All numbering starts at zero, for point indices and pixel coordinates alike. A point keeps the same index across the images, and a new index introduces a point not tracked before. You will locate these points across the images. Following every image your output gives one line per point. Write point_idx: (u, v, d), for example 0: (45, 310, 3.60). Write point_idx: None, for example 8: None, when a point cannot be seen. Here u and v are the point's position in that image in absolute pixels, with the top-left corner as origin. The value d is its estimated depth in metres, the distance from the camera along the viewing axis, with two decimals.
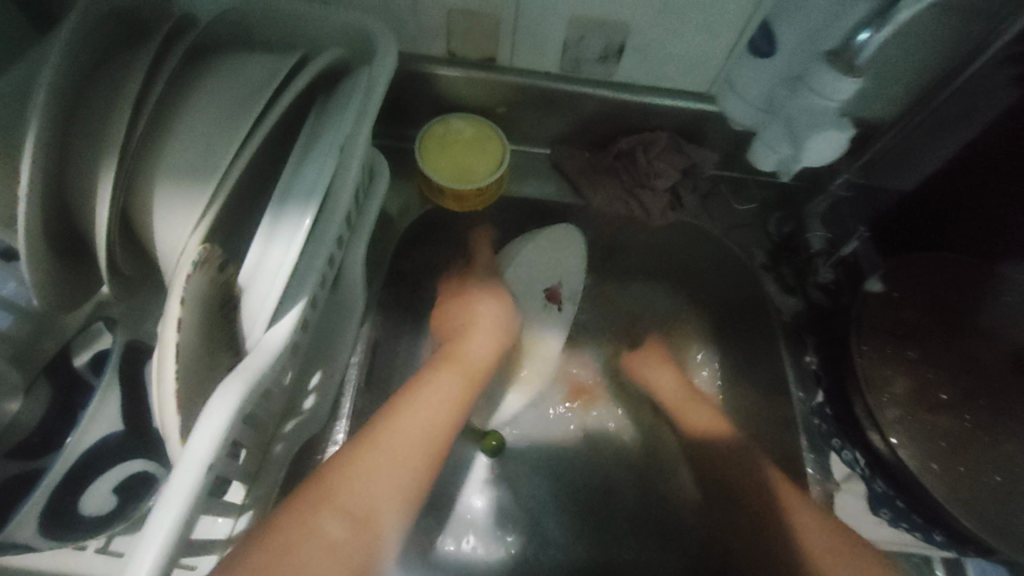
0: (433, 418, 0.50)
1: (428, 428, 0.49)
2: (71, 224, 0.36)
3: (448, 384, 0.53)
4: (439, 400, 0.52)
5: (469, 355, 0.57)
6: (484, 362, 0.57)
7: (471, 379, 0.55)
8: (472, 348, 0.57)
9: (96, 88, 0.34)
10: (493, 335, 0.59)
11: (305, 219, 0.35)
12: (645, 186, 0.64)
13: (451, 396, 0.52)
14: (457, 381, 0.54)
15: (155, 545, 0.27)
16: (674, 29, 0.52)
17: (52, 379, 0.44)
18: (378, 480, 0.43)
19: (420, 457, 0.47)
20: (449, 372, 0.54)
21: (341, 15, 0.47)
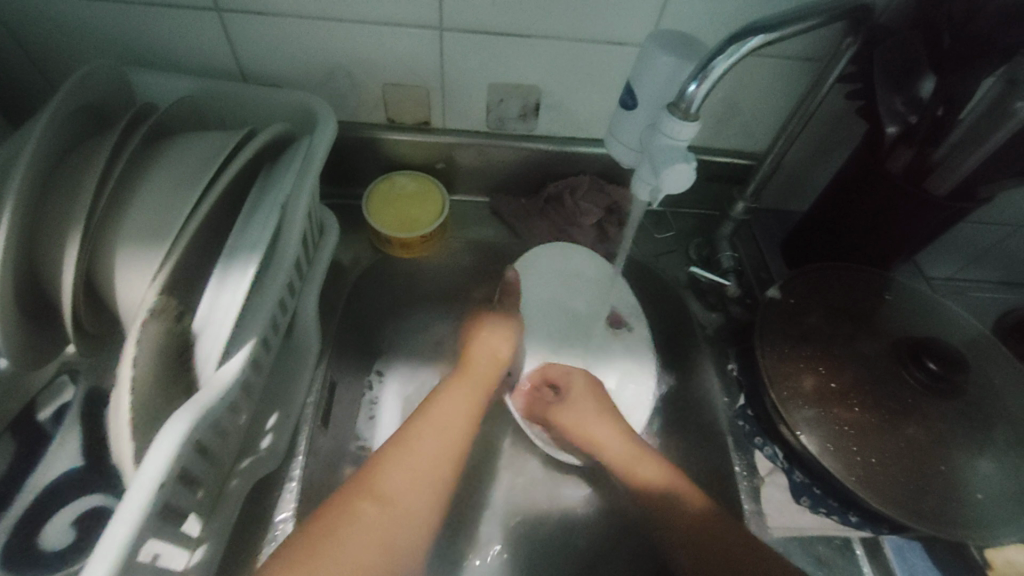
0: (449, 429, 0.53)
1: (443, 435, 0.52)
2: (39, 283, 0.41)
3: (460, 395, 0.56)
4: (457, 413, 0.55)
5: (477, 372, 0.59)
6: (488, 383, 0.59)
7: (483, 392, 0.58)
8: (478, 368, 0.60)
9: (70, 168, 0.40)
10: (506, 349, 0.61)
11: (251, 267, 0.40)
12: (574, 224, 0.71)
13: (466, 410, 0.55)
14: (467, 396, 0.57)
15: (106, 562, 0.29)
16: (577, 88, 0.62)
17: (17, 435, 0.46)
18: (405, 475, 0.49)
19: (445, 460, 0.51)
20: (460, 388, 0.57)
21: (286, 95, 0.54)
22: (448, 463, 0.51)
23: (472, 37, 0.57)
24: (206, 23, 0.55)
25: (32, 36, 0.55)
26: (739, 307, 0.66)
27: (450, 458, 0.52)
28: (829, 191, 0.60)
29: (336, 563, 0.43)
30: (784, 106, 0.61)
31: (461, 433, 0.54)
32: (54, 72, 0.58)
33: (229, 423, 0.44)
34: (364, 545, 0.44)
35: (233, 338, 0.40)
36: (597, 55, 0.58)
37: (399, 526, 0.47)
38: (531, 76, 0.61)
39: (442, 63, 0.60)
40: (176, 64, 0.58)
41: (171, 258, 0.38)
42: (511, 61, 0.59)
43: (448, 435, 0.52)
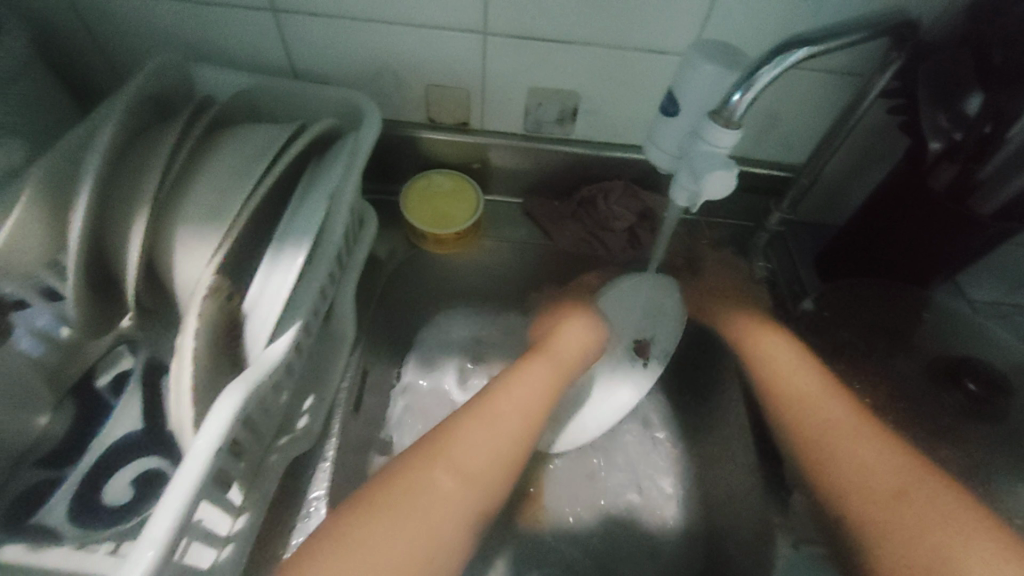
0: (531, 399, 0.53)
1: (529, 400, 0.53)
2: (106, 257, 0.43)
3: (542, 373, 0.56)
4: (538, 386, 0.55)
5: (560, 352, 0.59)
6: (571, 357, 0.59)
7: (563, 373, 0.57)
8: (562, 343, 0.60)
9: (138, 152, 0.43)
10: (576, 329, 0.62)
11: (300, 255, 0.42)
12: (605, 229, 0.71)
13: (547, 384, 0.55)
14: (548, 372, 0.56)
15: (165, 518, 0.31)
16: (616, 94, 0.63)
17: (78, 398, 0.49)
18: (478, 448, 0.48)
19: (520, 420, 0.51)
20: (546, 361, 0.57)
21: (336, 92, 0.56)
22: (525, 424, 0.52)
23: (516, 42, 0.58)
24: (265, 21, 0.57)
25: (105, 29, 0.59)
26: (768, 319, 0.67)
27: (525, 426, 0.52)
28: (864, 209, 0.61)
29: (396, 533, 0.42)
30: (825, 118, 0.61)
31: (541, 404, 0.54)
32: (122, 64, 0.62)
33: (271, 401, 0.46)
34: (438, 508, 0.45)
35: (279, 322, 0.42)
36: (637, 62, 0.59)
37: (464, 500, 0.46)
38: (571, 81, 0.62)
39: (485, 65, 0.61)
40: (234, 59, 0.61)
41: (227, 241, 0.41)
42: (552, 66, 0.61)
43: (527, 403, 0.52)
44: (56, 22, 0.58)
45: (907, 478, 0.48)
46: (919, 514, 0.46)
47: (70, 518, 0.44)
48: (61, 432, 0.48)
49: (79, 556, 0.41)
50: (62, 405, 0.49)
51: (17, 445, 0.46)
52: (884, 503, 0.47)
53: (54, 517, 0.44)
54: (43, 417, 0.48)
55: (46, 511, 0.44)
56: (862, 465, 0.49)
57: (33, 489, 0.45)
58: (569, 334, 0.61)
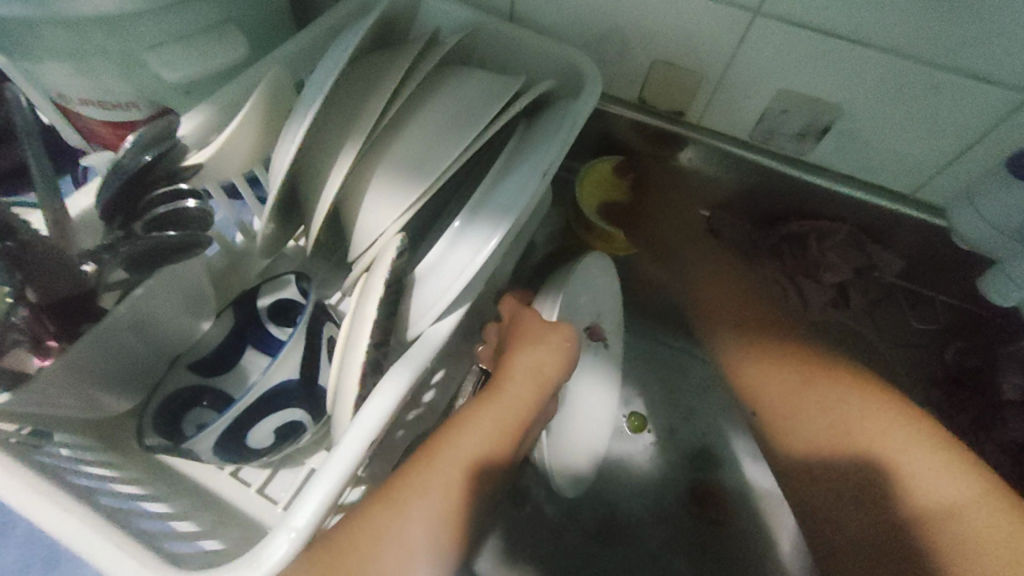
0: (471, 453, 0.41)
1: (484, 438, 0.42)
2: (299, 182, 0.41)
3: (487, 422, 0.43)
4: (483, 432, 0.42)
5: (511, 389, 0.45)
6: (526, 396, 0.44)
7: (524, 414, 0.44)
8: (514, 382, 0.45)
9: (357, 76, 0.39)
10: (547, 352, 0.47)
11: (494, 237, 0.36)
12: (810, 276, 0.61)
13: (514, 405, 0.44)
14: (492, 419, 0.43)
15: (314, 499, 0.30)
16: (894, 119, 0.49)
17: (240, 309, 0.45)
18: (423, 522, 0.37)
19: (471, 474, 0.40)
20: (492, 408, 0.43)
21: (558, 48, 0.49)
22: (472, 478, 0.40)
23: (791, 33, 0.47)
24: None
25: None
26: (1004, 451, 0.56)
27: (465, 492, 0.39)
28: None
29: None
30: None
31: (487, 449, 0.41)
32: None
33: None
34: None
35: (452, 301, 0.38)
36: (945, 87, 0.45)
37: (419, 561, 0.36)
38: (838, 94, 0.49)
39: (738, 51, 0.50)
40: None
41: (418, 205, 0.37)
42: (823, 71, 0.48)
43: (464, 457, 0.40)
44: None
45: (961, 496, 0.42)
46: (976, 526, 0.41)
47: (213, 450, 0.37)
48: (214, 343, 0.44)
49: (208, 472, 0.42)
50: (224, 314, 0.45)
51: (175, 343, 0.42)
52: (894, 552, 0.42)
53: (197, 446, 0.36)
54: (205, 322, 0.44)
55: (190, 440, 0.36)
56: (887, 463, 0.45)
57: (177, 396, 0.42)
58: (548, 355, 0.46)
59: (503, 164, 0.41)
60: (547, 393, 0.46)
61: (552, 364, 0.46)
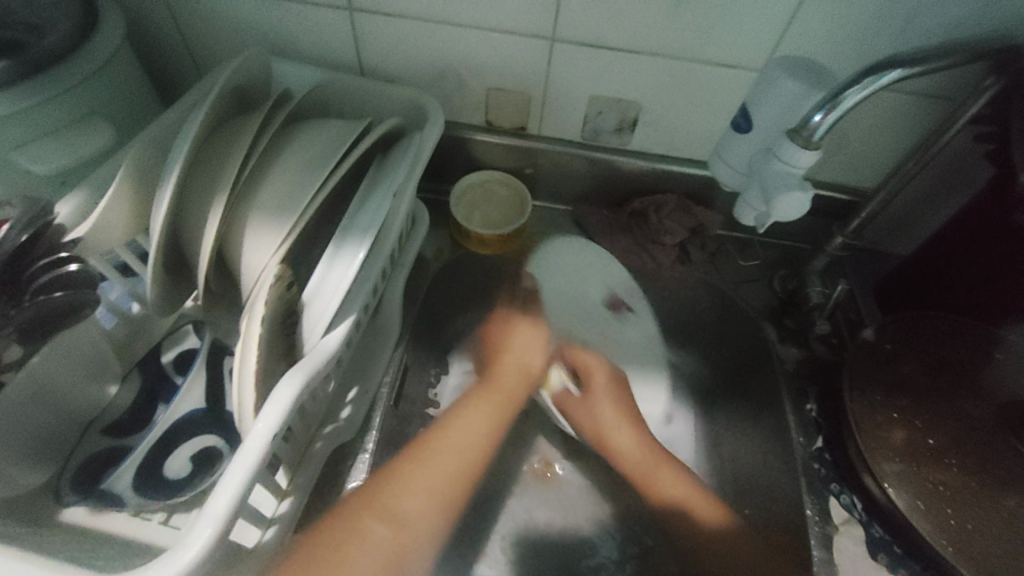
0: (477, 430, 0.59)
1: (485, 423, 0.61)
2: (180, 243, 0.46)
3: (487, 405, 0.62)
4: (483, 422, 0.60)
5: (506, 380, 0.65)
6: (520, 389, 0.65)
7: (511, 408, 0.64)
8: (508, 378, 0.65)
9: (218, 141, 0.45)
10: (535, 357, 0.68)
11: (361, 251, 0.43)
12: (655, 242, 0.70)
13: (517, 387, 0.65)
14: (489, 407, 0.62)
15: (229, 492, 0.34)
16: (679, 105, 0.62)
17: (144, 371, 0.52)
18: (420, 493, 0.52)
19: (475, 446, 0.58)
20: (490, 398, 0.63)
21: (402, 92, 0.57)
22: (477, 448, 0.58)
23: (582, 51, 0.58)
24: (339, 22, 0.59)
25: (191, 22, 0.61)
26: (822, 345, 0.64)
27: (470, 460, 0.57)
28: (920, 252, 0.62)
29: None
30: (899, 142, 0.59)
31: (486, 430, 0.60)
32: (205, 62, 0.65)
33: (322, 389, 0.48)
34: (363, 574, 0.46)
35: (335, 314, 0.43)
36: (704, 76, 0.58)
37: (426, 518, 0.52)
38: (634, 92, 0.61)
39: (549, 71, 0.61)
40: (307, 54, 0.63)
41: (291, 237, 0.42)
42: (616, 77, 0.60)
43: (479, 427, 0.60)
44: (149, 12, 0.60)
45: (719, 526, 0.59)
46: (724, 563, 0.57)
47: (131, 491, 0.46)
48: (125, 406, 0.51)
49: (134, 523, 0.44)
50: (128, 377, 0.52)
51: (87, 411, 0.49)
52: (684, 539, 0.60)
53: (115, 488, 0.46)
54: (111, 387, 0.51)
55: (113, 480, 0.46)
56: (653, 482, 0.61)
57: (97, 456, 0.48)
58: (537, 361, 0.67)
59: (364, 194, 0.48)
60: (532, 386, 0.67)
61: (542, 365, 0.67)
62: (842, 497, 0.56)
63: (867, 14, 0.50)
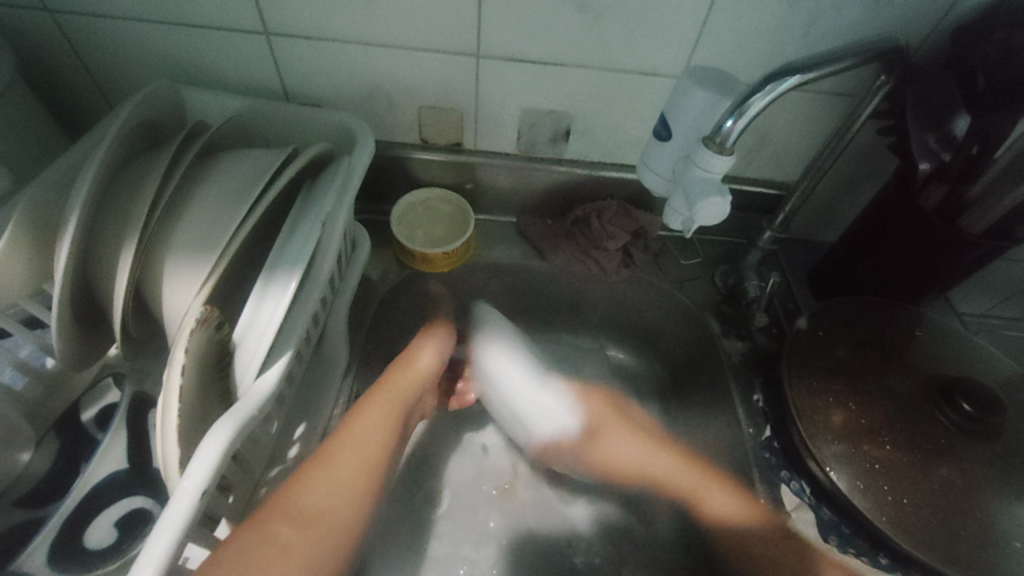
0: (370, 436, 0.52)
1: (378, 426, 0.53)
2: (91, 292, 0.43)
3: (377, 409, 0.54)
4: (375, 424, 0.53)
5: (397, 383, 0.57)
6: (410, 388, 0.57)
7: (403, 407, 0.56)
8: (399, 376, 0.58)
9: (125, 181, 0.42)
10: (426, 356, 0.61)
11: (291, 283, 0.42)
12: (599, 247, 0.70)
13: (411, 386, 0.58)
14: (385, 408, 0.54)
15: (155, 560, 0.32)
16: (609, 114, 0.63)
17: (61, 433, 0.49)
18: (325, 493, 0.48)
19: (364, 465, 0.51)
20: (380, 400, 0.55)
21: (329, 116, 0.56)
22: (369, 467, 0.51)
23: (509, 66, 0.59)
24: (257, 47, 0.57)
25: (95, 52, 0.57)
26: (764, 335, 0.67)
27: (373, 462, 0.51)
28: (845, 238, 0.65)
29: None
30: (815, 137, 0.62)
31: (384, 428, 0.53)
32: (114, 92, 0.62)
33: (263, 431, 0.46)
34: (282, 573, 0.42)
35: (269, 353, 0.42)
36: (629, 84, 0.59)
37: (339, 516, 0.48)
38: (564, 103, 0.62)
39: (479, 87, 0.61)
40: (224, 80, 0.60)
41: (212, 277, 0.40)
42: (546, 90, 0.61)
43: (369, 440, 0.52)
44: (48, 45, 0.57)
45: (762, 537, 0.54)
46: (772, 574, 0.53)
47: (47, 564, 0.43)
48: (42, 471, 0.47)
49: None
50: (44, 440, 0.48)
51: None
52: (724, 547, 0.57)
53: (29, 562, 0.43)
54: (24, 452, 0.47)
55: (28, 553, 0.43)
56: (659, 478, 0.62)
57: (11, 530, 0.44)
58: (426, 364, 0.60)
59: (293, 225, 0.46)
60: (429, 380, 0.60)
61: (434, 368, 0.61)
62: (792, 483, 0.58)
63: (773, 22, 0.53)
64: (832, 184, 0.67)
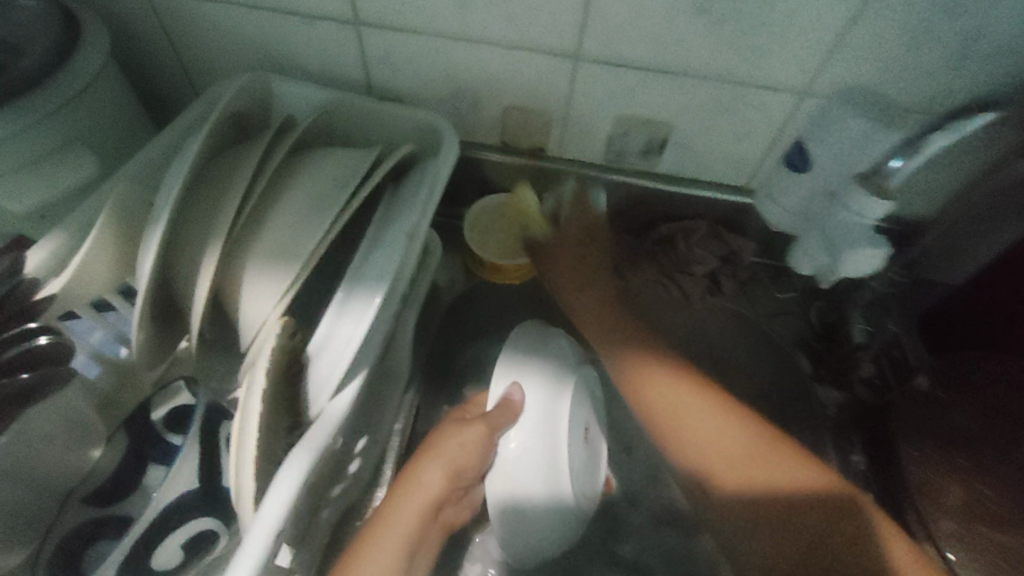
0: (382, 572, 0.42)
1: (388, 563, 0.42)
2: (171, 291, 0.42)
3: (383, 549, 0.43)
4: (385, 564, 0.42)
5: (404, 516, 0.45)
6: (414, 513, 0.45)
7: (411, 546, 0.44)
8: (407, 497, 0.46)
9: (210, 180, 0.40)
10: (431, 474, 0.46)
11: (376, 297, 0.39)
12: (683, 272, 0.65)
13: (426, 503, 0.46)
14: (394, 539, 0.44)
15: None
16: (712, 127, 0.57)
17: (129, 432, 0.50)
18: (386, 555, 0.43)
19: None
20: (380, 540, 0.43)
21: (414, 115, 0.53)
22: None
23: (612, 70, 0.53)
24: (346, 38, 0.55)
25: (186, 39, 0.57)
26: (866, 386, 0.61)
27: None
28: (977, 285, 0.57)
29: None
30: (952, 168, 0.54)
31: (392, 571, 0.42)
32: (199, 80, 0.61)
33: (330, 449, 0.43)
34: None
35: (346, 373, 0.39)
36: (742, 96, 0.53)
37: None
38: (662, 113, 0.57)
39: (573, 91, 0.56)
40: (310, 70, 0.58)
41: (294, 288, 0.38)
42: (648, 97, 0.55)
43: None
44: (142, 29, 0.56)
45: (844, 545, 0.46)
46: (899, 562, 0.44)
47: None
48: (115, 466, 0.49)
49: None
50: (112, 439, 0.50)
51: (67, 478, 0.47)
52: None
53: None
54: (95, 450, 0.49)
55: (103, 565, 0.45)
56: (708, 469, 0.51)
57: (83, 531, 0.47)
58: (433, 483, 0.46)
59: (376, 235, 0.43)
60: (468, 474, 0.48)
61: (445, 485, 0.47)
62: None
63: (932, 36, 0.45)
64: None
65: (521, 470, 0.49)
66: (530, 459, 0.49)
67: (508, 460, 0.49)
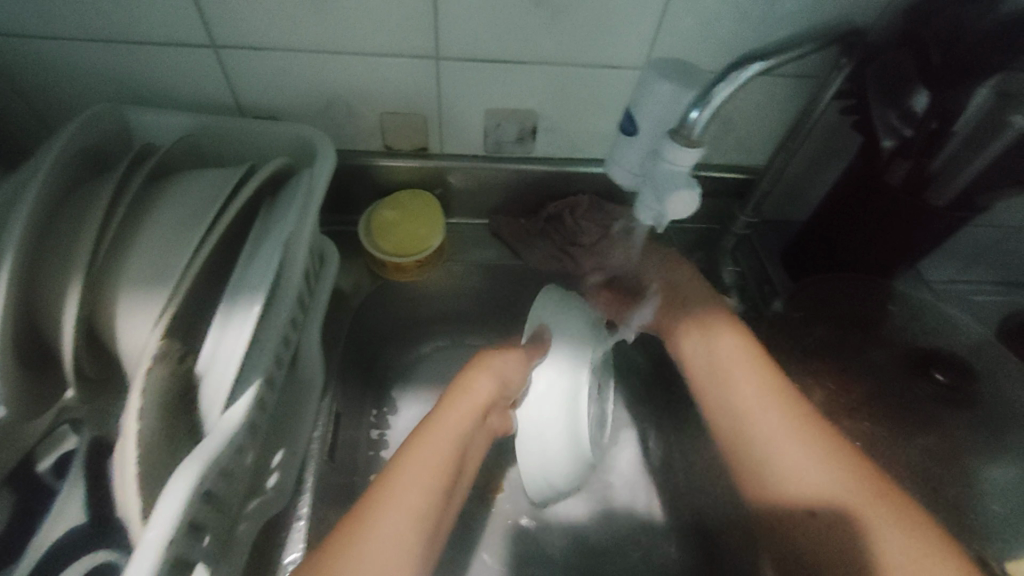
0: (422, 487, 0.44)
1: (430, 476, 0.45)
2: (37, 335, 0.41)
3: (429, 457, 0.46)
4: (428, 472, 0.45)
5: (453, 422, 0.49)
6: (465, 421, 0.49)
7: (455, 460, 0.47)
8: (456, 408, 0.50)
9: (65, 216, 0.40)
10: (482, 384, 0.51)
11: (256, 305, 0.40)
12: (574, 244, 0.70)
13: (470, 412, 0.50)
14: (439, 454, 0.47)
15: None
16: (574, 109, 0.62)
17: (15, 487, 0.49)
18: (418, 482, 0.45)
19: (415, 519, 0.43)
20: (424, 452, 0.46)
21: (286, 129, 0.54)
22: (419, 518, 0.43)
23: (471, 66, 0.57)
24: (204, 61, 0.55)
25: (29, 79, 0.55)
26: None
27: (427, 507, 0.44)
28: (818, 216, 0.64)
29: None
30: (781, 119, 0.62)
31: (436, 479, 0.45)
32: (52, 120, 0.59)
33: (237, 464, 0.44)
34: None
35: (237, 384, 0.40)
36: (592, 78, 0.58)
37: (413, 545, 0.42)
38: (528, 100, 0.61)
39: (441, 91, 0.59)
40: (172, 96, 0.58)
41: (169, 310, 0.38)
42: (510, 87, 0.59)
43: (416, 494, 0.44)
44: None
45: (841, 489, 0.47)
46: (881, 515, 0.45)
47: None
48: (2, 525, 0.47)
49: None
50: None
51: None
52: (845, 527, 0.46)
53: None
54: None
55: None
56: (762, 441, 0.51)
57: None
58: (485, 390, 0.51)
59: (254, 248, 0.44)
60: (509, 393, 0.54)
61: (494, 394, 0.52)
62: None
63: (733, 10, 0.52)
64: (803, 169, 0.68)
65: (546, 404, 0.53)
66: (561, 400, 0.52)
67: (534, 403, 0.53)
